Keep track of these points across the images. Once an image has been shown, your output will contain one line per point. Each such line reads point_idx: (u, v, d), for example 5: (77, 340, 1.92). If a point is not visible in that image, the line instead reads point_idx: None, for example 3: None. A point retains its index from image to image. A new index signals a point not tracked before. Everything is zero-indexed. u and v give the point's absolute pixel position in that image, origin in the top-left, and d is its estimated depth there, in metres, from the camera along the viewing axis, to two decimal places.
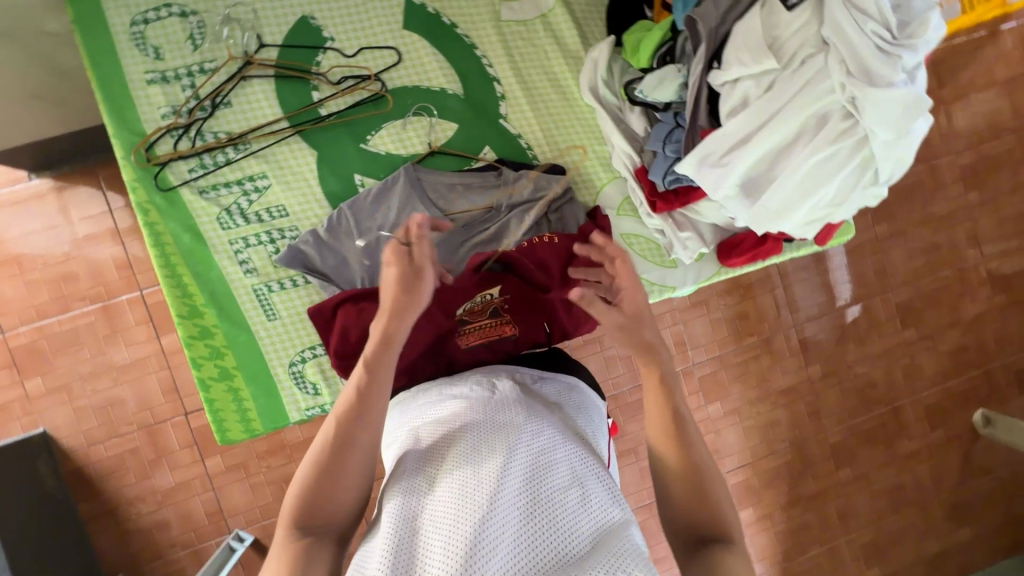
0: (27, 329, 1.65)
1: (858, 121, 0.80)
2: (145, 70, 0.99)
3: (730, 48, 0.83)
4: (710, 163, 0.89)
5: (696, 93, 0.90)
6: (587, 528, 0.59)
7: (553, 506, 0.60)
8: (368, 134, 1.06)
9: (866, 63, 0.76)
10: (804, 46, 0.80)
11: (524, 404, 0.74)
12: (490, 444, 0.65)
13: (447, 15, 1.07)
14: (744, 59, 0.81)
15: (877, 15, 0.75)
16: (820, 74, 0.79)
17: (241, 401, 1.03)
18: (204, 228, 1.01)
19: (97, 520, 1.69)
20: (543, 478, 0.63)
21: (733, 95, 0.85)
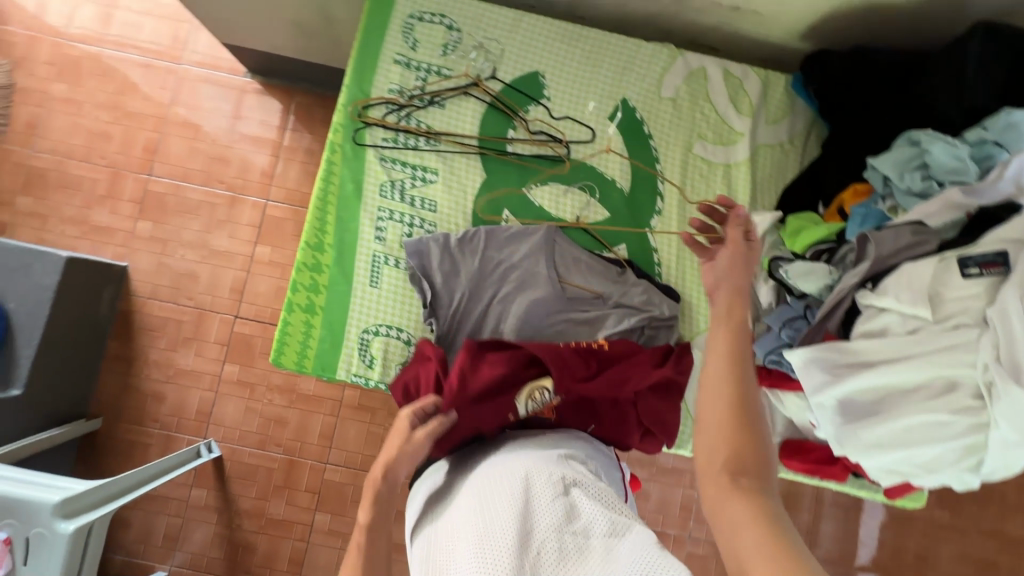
0: (168, 182, 1.87)
1: (986, 406, 0.80)
2: (398, 52, 1.17)
3: (892, 279, 0.86)
4: (827, 365, 0.89)
5: (836, 299, 0.93)
6: (586, 540, 0.65)
7: (547, 526, 0.67)
8: (533, 183, 1.16)
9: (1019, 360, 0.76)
10: (963, 312, 0.82)
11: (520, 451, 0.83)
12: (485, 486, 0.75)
13: (648, 126, 1.18)
14: (902, 296, 0.84)
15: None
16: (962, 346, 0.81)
17: (308, 337, 1.10)
18: (366, 187, 1.14)
19: (115, 361, 1.81)
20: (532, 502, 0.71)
21: (874, 321, 0.88)
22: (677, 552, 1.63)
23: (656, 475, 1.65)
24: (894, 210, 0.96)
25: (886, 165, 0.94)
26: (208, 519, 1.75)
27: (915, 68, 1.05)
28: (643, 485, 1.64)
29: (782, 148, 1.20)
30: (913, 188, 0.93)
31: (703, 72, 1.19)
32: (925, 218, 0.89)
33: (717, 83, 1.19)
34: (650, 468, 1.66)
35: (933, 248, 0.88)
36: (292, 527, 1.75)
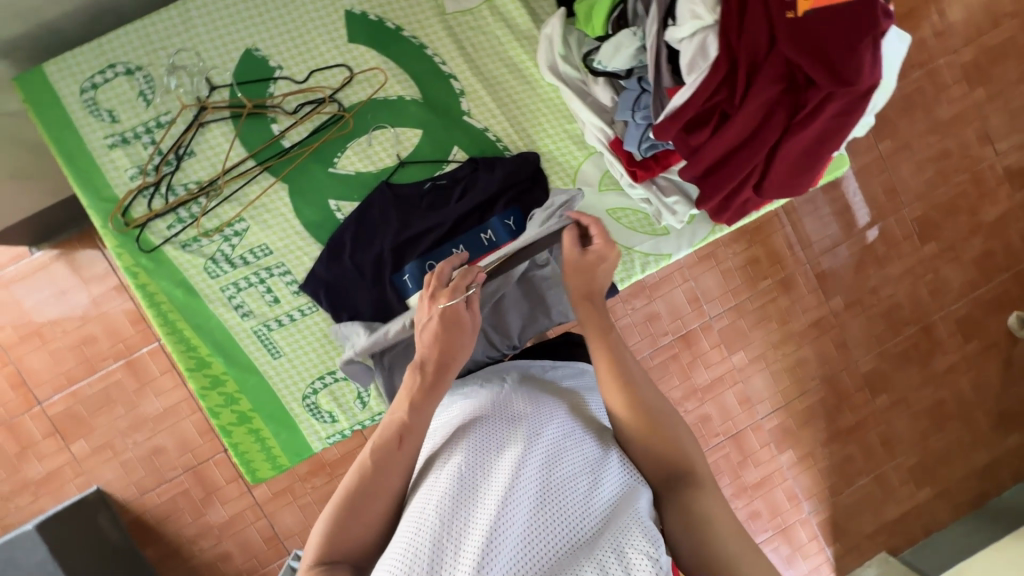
0: (62, 396, 1.71)
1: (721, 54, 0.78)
2: (105, 135, 0.99)
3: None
4: (669, 120, 0.84)
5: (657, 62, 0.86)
6: (574, 455, 0.68)
7: (564, 487, 0.64)
8: (336, 157, 1.04)
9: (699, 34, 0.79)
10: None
11: (536, 397, 0.76)
12: (501, 450, 0.67)
13: (391, 19, 1.04)
14: (698, 10, 0.78)
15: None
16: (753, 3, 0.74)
17: (264, 440, 1.06)
18: (194, 281, 1.02)
19: (165, 560, 1.78)
20: (556, 468, 0.65)
21: (691, 48, 0.79)
22: (709, 337, 1.69)
23: (651, 294, 1.67)
24: None
25: None
26: None
27: None
28: (647, 310, 1.67)
29: None
30: None
31: None
32: None
33: None
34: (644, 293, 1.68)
35: None
36: None
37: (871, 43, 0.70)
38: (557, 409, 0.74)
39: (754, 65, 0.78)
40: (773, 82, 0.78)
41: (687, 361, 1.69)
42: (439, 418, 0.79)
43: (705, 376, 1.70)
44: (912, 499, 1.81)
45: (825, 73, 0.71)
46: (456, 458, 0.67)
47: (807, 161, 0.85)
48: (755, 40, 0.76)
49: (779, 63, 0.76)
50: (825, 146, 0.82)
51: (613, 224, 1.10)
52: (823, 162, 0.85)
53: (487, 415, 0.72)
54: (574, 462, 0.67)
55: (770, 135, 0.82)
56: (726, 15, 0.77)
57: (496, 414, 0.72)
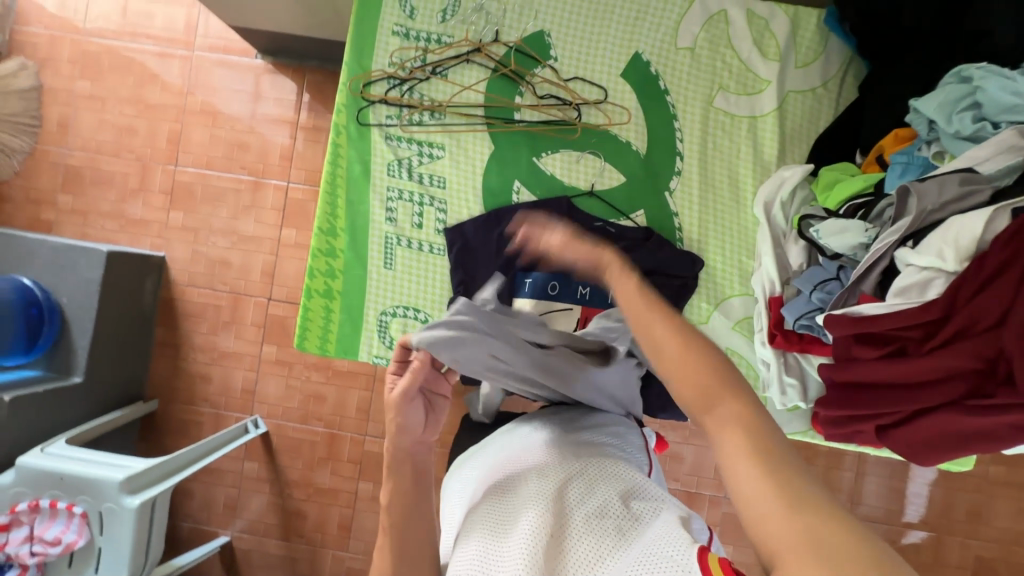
0: (194, 171, 1.91)
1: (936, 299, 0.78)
2: (395, 22, 1.12)
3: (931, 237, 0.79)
4: (851, 319, 0.83)
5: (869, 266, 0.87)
6: (584, 474, 0.64)
7: (580, 508, 0.60)
8: (545, 152, 1.11)
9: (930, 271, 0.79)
10: (949, 239, 0.77)
11: (530, 445, 0.72)
12: (518, 480, 0.66)
13: (665, 79, 1.10)
14: (945, 254, 0.77)
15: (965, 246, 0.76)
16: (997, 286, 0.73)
17: (328, 321, 1.12)
18: (374, 168, 1.12)
19: (164, 345, 1.92)
20: (567, 493, 0.62)
21: (911, 278, 0.80)
22: (713, 512, 1.62)
23: (689, 437, 1.63)
24: (939, 155, 0.87)
25: (931, 105, 0.84)
26: (262, 489, 1.88)
27: None
28: (677, 448, 1.62)
29: (815, 94, 1.09)
30: (962, 131, 0.83)
31: (723, 16, 1.09)
32: (974, 165, 0.80)
33: (739, 27, 1.09)
34: (685, 431, 1.64)
35: (985, 199, 0.79)
36: (338, 495, 1.86)
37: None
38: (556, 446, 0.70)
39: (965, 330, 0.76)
40: (972, 356, 0.76)
41: None
42: (468, 467, 0.78)
43: None
44: None
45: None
46: (467, 537, 0.63)
47: (948, 444, 0.81)
48: (977, 312, 0.75)
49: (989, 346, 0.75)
50: (978, 442, 0.79)
51: None
52: (961, 453, 0.82)
53: (503, 462, 0.71)
54: (582, 483, 0.63)
55: (933, 397, 0.80)
56: (968, 274, 0.76)
57: (498, 475, 0.69)
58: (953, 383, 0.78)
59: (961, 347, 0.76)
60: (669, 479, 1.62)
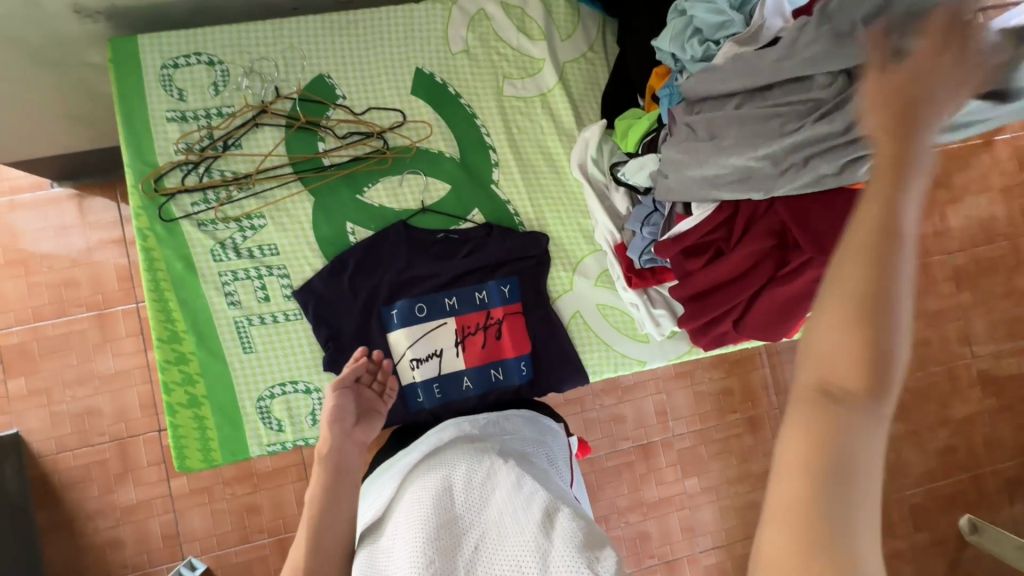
0: (21, 330, 1.69)
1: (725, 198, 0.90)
2: (167, 109, 1.07)
3: (712, 162, 0.89)
4: (674, 241, 0.98)
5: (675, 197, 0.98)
6: (510, 494, 0.80)
7: (509, 523, 0.76)
8: (366, 186, 1.11)
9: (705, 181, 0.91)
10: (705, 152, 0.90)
11: (463, 449, 0.87)
12: (454, 505, 0.80)
13: (453, 85, 1.15)
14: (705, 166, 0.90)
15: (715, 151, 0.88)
16: (760, 174, 0.85)
17: (205, 430, 1.04)
18: (197, 258, 1.06)
19: (53, 529, 1.67)
20: (499, 512, 0.78)
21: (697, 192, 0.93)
22: (668, 454, 1.70)
23: (623, 395, 1.69)
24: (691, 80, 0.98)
25: (667, 42, 0.97)
26: None
27: None
28: (616, 410, 1.68)
29: (586, 59, 1.20)
30: (696, 55, 0.94)
31: (483, 14, 1.16)
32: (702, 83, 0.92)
33: (501, 20, 1.16)
34: (616, 392, 1.70)
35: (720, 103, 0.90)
36: None
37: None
38: (486, 453, 0.86)
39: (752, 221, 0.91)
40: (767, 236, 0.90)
41: (639, 472, 1.68)
42: (389, 480, 0.91)
43: (653, 492, 1.68)
44: None
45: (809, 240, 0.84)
46: (404, 536, 0.77)
47: (782, 314, 0.95)
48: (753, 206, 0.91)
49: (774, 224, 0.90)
50: (802, 305, 0.92)
51: (598, 318, 1.15)
52: (797, 319, 0.95)
53: (437, 480, 0.84)
54: (510, 501, 0.79)
55: (755, 280, 0.93)
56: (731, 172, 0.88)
57: (426, 477, 0.85)
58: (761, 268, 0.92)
59: (756, 234, 0.90)
60: (618, 442, 1.67)
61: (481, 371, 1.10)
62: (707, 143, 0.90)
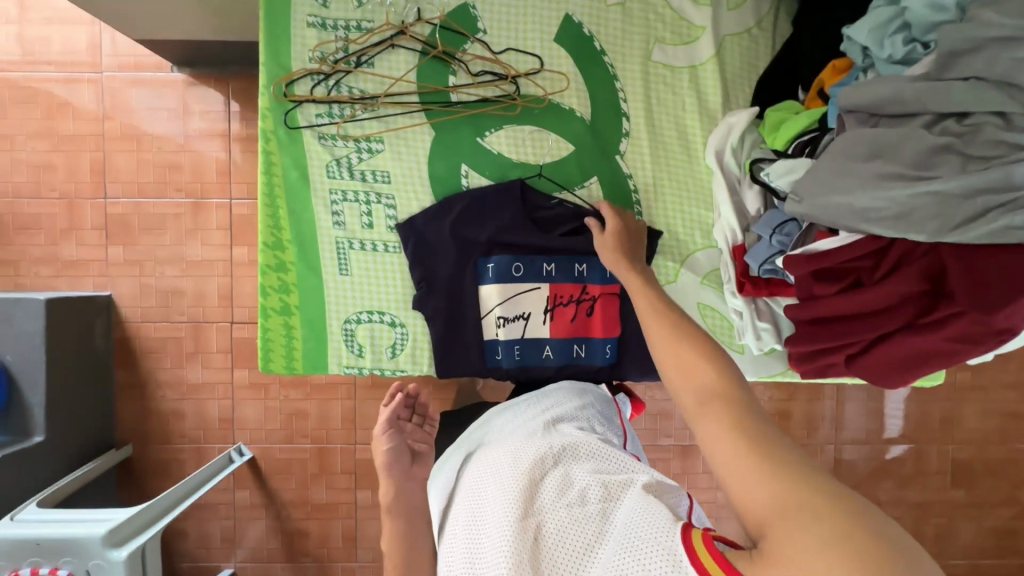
0: (126, 201, 1.79)
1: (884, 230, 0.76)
2: (309, 13, 1.04)
3: (866, 191, 0.77)
4: (808, 258, 0.85)
5: (808, 218, 0.86)
6: (560, 470, 0.74)
7: (559, 501, 0.68)
8: (488, 131, 1.07)
9: (863, 204, 0.77)
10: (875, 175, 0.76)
11: (513, 440, 0.82)
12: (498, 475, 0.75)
13: (600, 40, 1.06)
14: (870, 186, 0.76)
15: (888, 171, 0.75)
16: (926, 213, 0.72)
17: (291, 339, 1.07)
18: (312, 171, 1.06)
19: (128, 388, 1.82)
20: (548, 487, 0.71)
21: (847, 216, 0.80)
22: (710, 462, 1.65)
23: None
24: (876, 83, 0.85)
25: (863, 33, 0.83)
26: (258, 515, 1.83)
27: None
28: (666, 406, 1.63)
29: (750, 35, 1.08)
30: (894, 55, 0.81)
31: None
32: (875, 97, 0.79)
33: None
34: None
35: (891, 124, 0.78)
36: (338, 508, 1.83)
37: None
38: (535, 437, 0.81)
39: (906, 258, 0.77)
40: (917, 281, 0.76)
41: (676, 472, 1.65)
42: (455, 468, 0.88)
43: (686, 495, 1.65)
44: None
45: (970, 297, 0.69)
46: (456, 525, 0.74)
47: (908, 363, 0.83)
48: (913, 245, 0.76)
49: (931, 268, 0.75)
50: (936, 360, 0.80)
51: (696, 316, 1.10)
52: (925, 371, 0.83)
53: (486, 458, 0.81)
54: (559, 475, 0.73)
55: (889, 324, 0.80)
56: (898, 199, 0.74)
57: (476, 468, 0.79)
58: (902, 314, 0.79)
59: (908, 275, 0.76)
60: (662, 438, 1.63)
61: (563, 344, 1.08)
62: (867, 164, 0.77)
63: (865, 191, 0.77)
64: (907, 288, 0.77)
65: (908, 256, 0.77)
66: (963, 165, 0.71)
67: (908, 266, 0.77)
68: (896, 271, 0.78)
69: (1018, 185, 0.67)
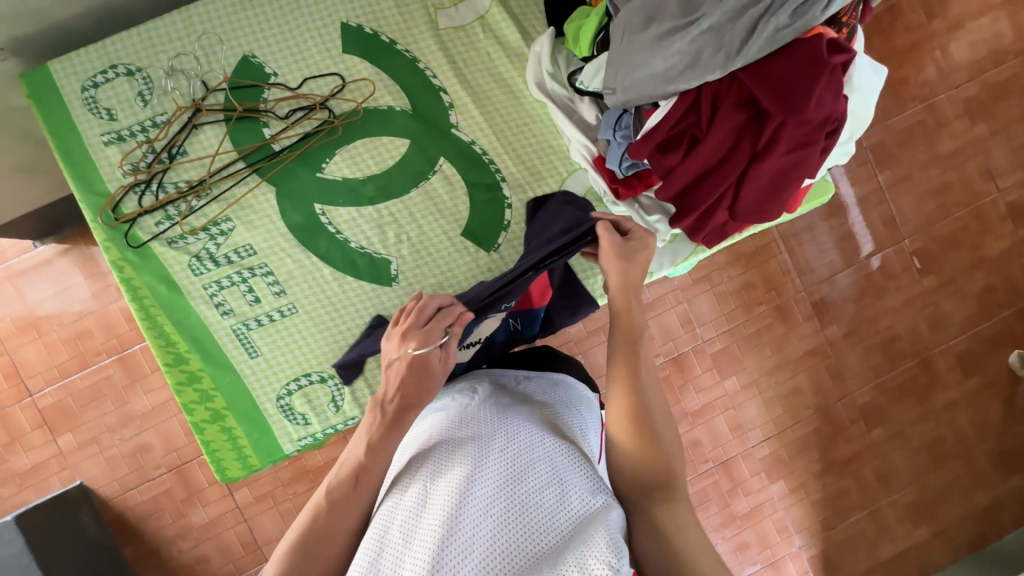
0: (53, 389, 1.73)
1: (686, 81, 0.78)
2: (101, 133, 1.02)
3: (656, 55, 0.78)
4: (646, 139, 0.85)
5: (629, 102, 0.88)
6: (538, 462, 0.68)
7: (531, 508, 0.62)
8: (324, 162, 1.06)
9: (660, 68, 0.80)
10: (656, 36, 0.78)
11: (484, 415, 0.75)
12: (471, 456, 0.68)
13: (385, 32, 1.07)
14: (657, 48, 0.78)
15: (664, 28, 0.77)
16: (710, 50, 0.74)
17: (236, 439, 1.05)
18: (177, 276, 1.04)
19: (142, 560, 1.77)
20: (522, 485, 0.65)
21: (653, 85, 0.82)
22: (703, 360, 1.68)
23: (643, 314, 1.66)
24: None
25: None
26: None
27: None
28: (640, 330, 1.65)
29: None
30: None
31: None
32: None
33: None
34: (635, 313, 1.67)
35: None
36: None
37: (826, 81, 0.73)
38: (513, 416, 0.75)
39: (717, 101, 0.80)
40: (736, 114, 0.79)
41: (678, 384, 1.67)
42: (418, 426, 0.81)
43: (695, 400, 1.67)
44: (907, 539, 1.76)
45: (775, 103, 0.73)
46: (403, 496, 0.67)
47: (775, 189, 0.86)
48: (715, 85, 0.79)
49: (741, 98, 0.78)
50: (793, 173, 0.83)
51: None
52: (792, 189, 0.86)
53: (453, 430, 0.73)
54: (540, 471, 0.67)
55: (739, 164, 0.83)
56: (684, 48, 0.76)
57: (455, 436, 0.72)
58: (744, 150, 0.82)
59: (725, 113, 0.79)
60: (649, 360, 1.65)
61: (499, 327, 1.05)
62: (646, 30, 0.79)
63: (655, 55, 0.79)
64: (732, 125, 0.80)
65: (719, 97, 0.79)
66: None
67: (722, 106, 0.79)
68: (717, 115, 0.80)
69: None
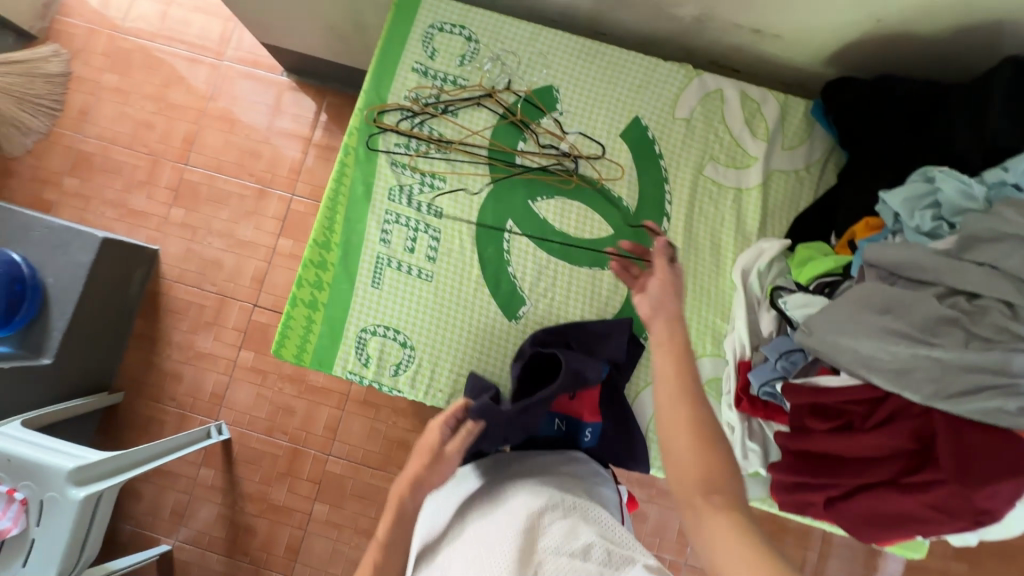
0: (202, 173, 1.95)
1: (881, 379, 0.79)
2: (416, 60, 1.19)
3: (874, 339, 0.80)
4: (808, 389, 0.88)
5: (816, 351, 0.88)
6: (557, 523, 0.75)
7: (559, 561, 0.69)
8: (540, 196, 1.16)
9: (867, 351, 0.81)
10: (884, 326, 0.80)
11: (510, 488, 0.84)
12: (501, 520, 0.77)
13: (660, 144, 1.17)
14: (878, 334, 0.80)
15: (898, 327, 0.79)
16: (925, 374, 0.76)
17: (308, 332, 1.13)
18: (376, 189, 1.16)
19: (141, 338, 1.89)
20: (548, 541, 0.72)
21: (847, 356, 0.83)
22: None
23: (655, 497, 1.61)
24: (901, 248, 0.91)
25: (897, 199, 0.90)
26: (214, 499, 1.81)
27: (936, 104, 0.99)
28: (643, 506, 1.61)
29: (796, 175, 1.17)
30: (922, 227, 0.88)
31: (719, 94, 1.17)
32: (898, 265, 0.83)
33: (733, 107, 1.17)
34: (650, 490, 1.62)
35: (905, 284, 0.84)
36: (291, 515, 1.80)
37: (1013, 485, 0.70)
38: (534, 487, 0.83)
39: (898, 416, 0.80)
40: (905, 441, 0.79)
41: None
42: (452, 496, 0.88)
43: None
44: None
45: (954, 466, 0.72)
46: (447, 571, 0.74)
47: (886, 522, 0.81)
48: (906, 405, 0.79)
49: (919, 432, 0.78)
50: (912, 525, 0.79)
51: None
52: (900, 535, 0.81)
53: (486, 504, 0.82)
54: (558, 529, 0.74)
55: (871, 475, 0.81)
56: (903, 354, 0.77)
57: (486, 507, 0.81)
58: (886, 470, 0.80)
59: (897, 431, 0.79)
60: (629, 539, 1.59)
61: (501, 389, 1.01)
62: (879, 313, 0.81)
63: (872, 339, 0.80)
64: (894, 444, 0.79)
65: (903, 415, 0.80)
66: (967, 340, 0.75)
67: (898, 424, 0.79)
68: (887, 426, 0.80)
69: (1016, 373, 0.71)
